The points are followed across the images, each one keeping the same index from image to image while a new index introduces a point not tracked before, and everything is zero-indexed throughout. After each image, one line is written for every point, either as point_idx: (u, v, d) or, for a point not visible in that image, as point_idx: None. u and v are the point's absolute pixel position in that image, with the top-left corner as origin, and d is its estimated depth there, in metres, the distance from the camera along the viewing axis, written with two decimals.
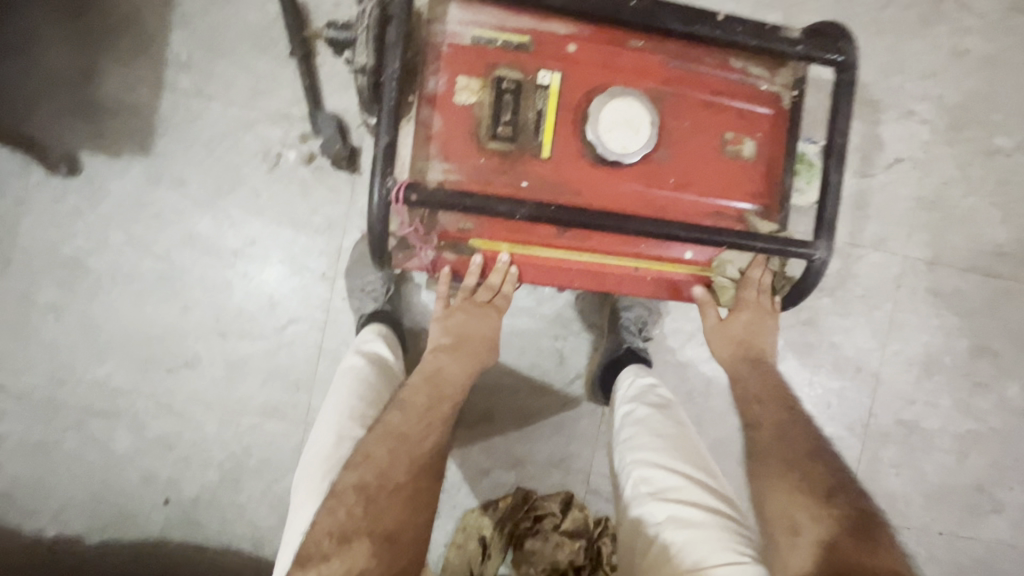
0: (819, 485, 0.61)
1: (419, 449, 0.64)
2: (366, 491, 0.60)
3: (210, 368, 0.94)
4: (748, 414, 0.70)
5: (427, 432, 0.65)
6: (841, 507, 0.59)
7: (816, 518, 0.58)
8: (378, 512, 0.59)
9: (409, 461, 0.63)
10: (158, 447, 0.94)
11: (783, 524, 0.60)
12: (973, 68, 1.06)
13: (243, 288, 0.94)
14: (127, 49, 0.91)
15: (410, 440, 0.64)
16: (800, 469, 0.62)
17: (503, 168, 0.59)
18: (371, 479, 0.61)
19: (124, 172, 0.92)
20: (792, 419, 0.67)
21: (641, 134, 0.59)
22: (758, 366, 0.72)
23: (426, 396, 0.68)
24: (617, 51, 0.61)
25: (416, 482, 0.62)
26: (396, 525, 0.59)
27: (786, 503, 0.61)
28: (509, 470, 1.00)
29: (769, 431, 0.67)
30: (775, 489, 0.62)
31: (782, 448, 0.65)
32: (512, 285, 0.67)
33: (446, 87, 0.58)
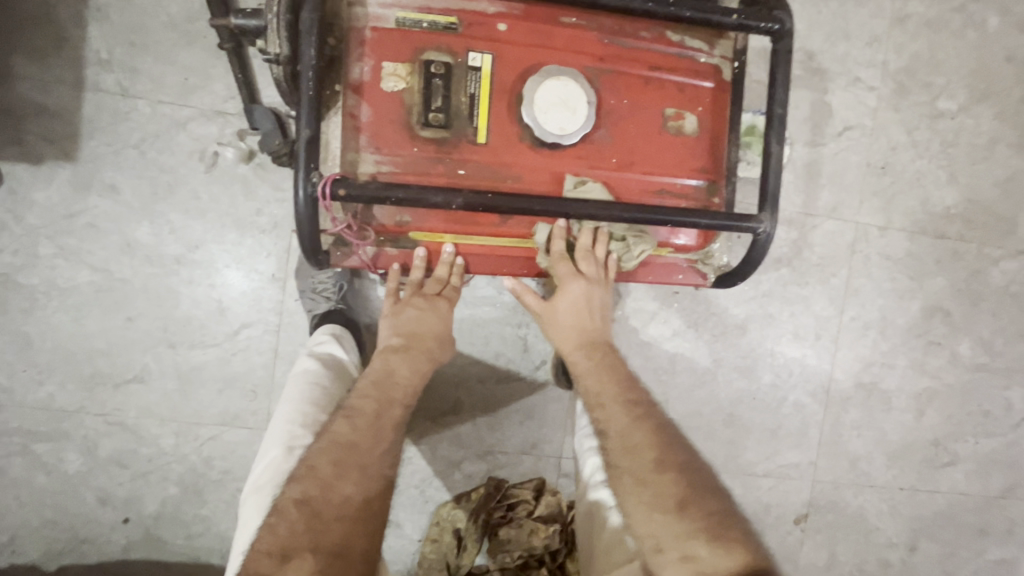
0: (672, 495, 0.58)
1: (368, 458, 0.63)
2: (310, 506, 0.58)
3: (161, 381, 0.90)
4: (595, 419, 0.67)
5: (377, 439, 0.65)
6: (702, 514, 0.57)
7: (677, 536, 0.56)
8: (325, 526, 0.58)
9: (357, 471, 0.62)
10: (113, 466, 0.90)
11: (647, 542, 0.57)
12: (916, 32, 1.07)
13: (190, 295, 0.90)
14: (40, 48, 0.85)
15: (358, 449, 0.63)
16: (655, 482, 0.59)
17: (437, 156, 0.57)
18: (315, 492, 0.59)
19: (49, 180, 0.86)
20: (634, 419, 0.65)
21: (578, 115, 0.58)
22: (596, 356, 0.70)
23: (375, 402, 0.67)
24: (549, 29, 0.59)
25: (365, 492, 0.61)
26: (345, 539, 0.58)
27: (646, 522, 0.58)
28: (480, 462, 0.99)
29: (616, 440, 0.64)
30: (633, 506, 0.59)
31: (631, 460, 0.62)
32: (461, 278, 0.66)
33: (372, 74, 0.55)
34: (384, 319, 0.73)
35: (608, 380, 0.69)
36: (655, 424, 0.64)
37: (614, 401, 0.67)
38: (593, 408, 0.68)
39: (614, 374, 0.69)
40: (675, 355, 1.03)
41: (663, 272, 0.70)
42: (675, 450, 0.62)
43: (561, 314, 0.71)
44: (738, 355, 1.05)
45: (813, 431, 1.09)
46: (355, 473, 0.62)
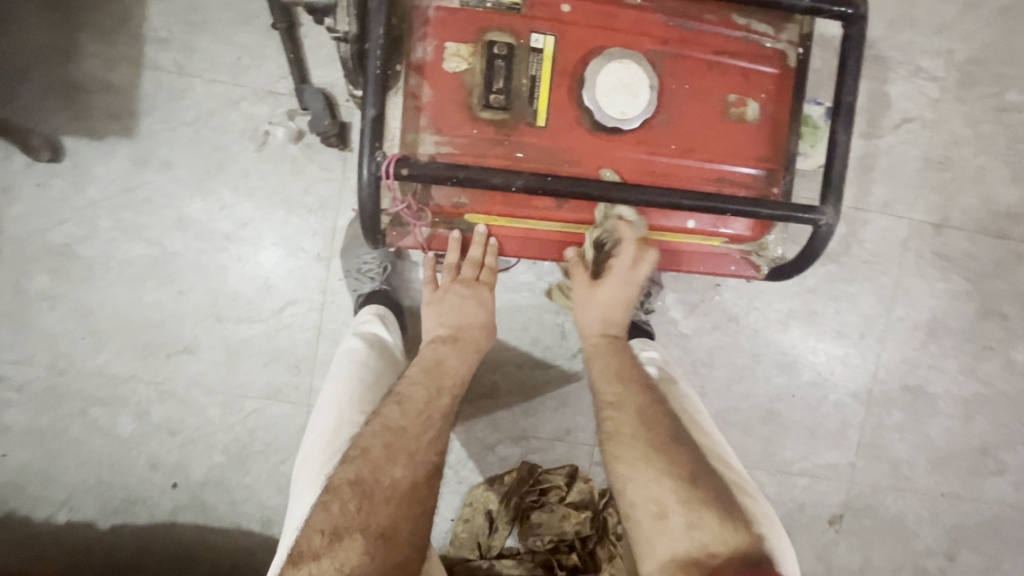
0: (679, 467, 0.64)
1: (417, 444, 0.65)
2: (359, 488, 0.62)
3: (210, 353, 0.93)
4: (606, 391, 0.70)
5: (426, 427, 0.67)
6: (703, 485, 0.63)
7: (683, 504, 0.62)
8: (371, 508, 0.62)
9: (405, 457, 0.64)
10: (163, 432, 0.94)
11: (649, 509, 0.63)
12: (986, 20, 1.01)
13: (239, 272, 0.92)
14: (103, 26, 0.87)
15: (408, 436, 0.65)
16: (663, 455, 0.65)
17: (496, 138, 0.56)
18: (366, 474, 0.63)
19: (109, 155, 0.89)
20: (645, 394, 0.69)
21: (639, 99, 0.57)
22: (615, 345, 0.72)
23: (425, 389, 0.68)
24: (613, 10, 0.58)
25: (413, 479, 0.64)
26: (392, 523, 0.62)
27: (656, 491, 0.63)
28: (514, 446, 1.00)
29: (628, 412, 0.67)
30: (643, 474, 0.64)
31: (643, 430, 0.66)
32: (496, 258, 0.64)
33: (435, 54, 0.55)
34: (428, 309, 0.72)
35: (624, 360, 0.71)
36: (659, 405, 0.69)
37: (629, 377, 0.70)
38: (605, 383, 0.70)
39: (625, 357, 0.71)
40: (714, 349, 1.02)
41: (715, 263, 0.68)
42: (679, 435, 0.67)
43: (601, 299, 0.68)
44: (779, 351, 1.03)
45: (853, 432, 1.06)
46: (404, 459, 0.64)
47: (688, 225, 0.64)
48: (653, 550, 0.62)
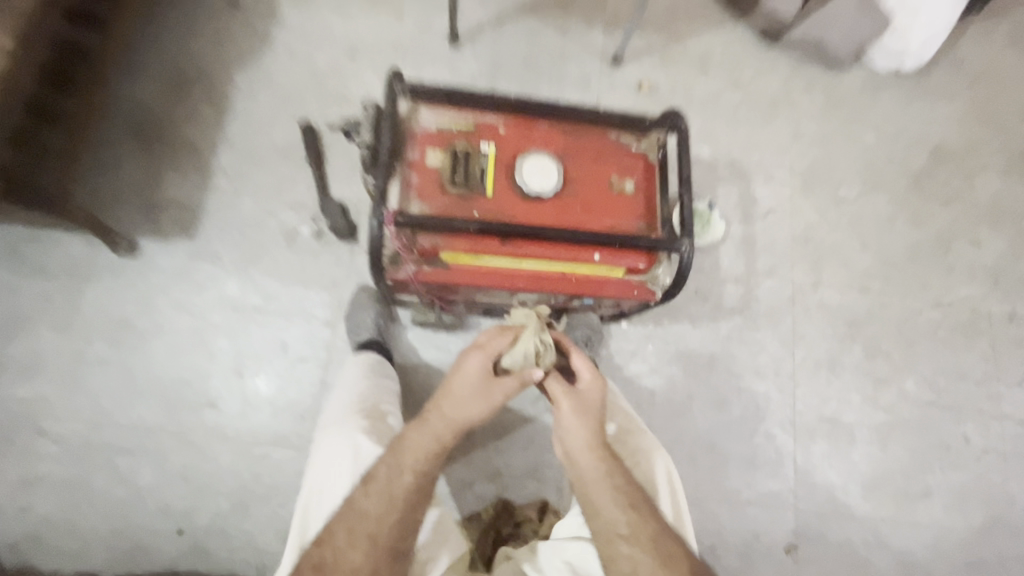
0: None
1: (377, 529, 0.73)
2: (321, 572, 0.70)
3: (230, 406, 1.11)
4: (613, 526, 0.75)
5: (387, 509, 0.74)
6: None
7: None
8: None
9: (364, 542, 0.72)
10: (178, 480, 1.06)
11: None
12: (812, 144, 1.44)
13: (262, 336, 1.15)
14: (183, 164, 1.22)
15: (367, 518, 0.73)
16: None
17: (460, 203, 0.86)
18: (327, 559, 0.71)
19: (172, 251, 1.17)
20: (663, 533, 0.75)
21: (551, 179, 0.89)
22: (609, 457, 0.79)
23: (387, 471, 0.77)
24: (532, 130, 0.93)
25: (371, 566, 0.71)
26: None
27: None
28: (489, 483, 1.13)
29: (654, 553, 0.73)
30: None
31: (667, 571, 0.72)
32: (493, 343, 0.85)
33: (420, 155, 0.88)
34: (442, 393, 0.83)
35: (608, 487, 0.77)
36: (677, 541, 0.76)
37: (651, 518, 0.76)
38: (615, 517, 0.75)
39: (615, 481, 0.77)
40: (654, 389, 1.22)
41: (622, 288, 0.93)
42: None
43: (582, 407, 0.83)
44: (710, 389, 1.24)
45: (787, 461, 1.22)
46: (364, 543, 0.72)
47: (596, 257, 0.89)
48: None
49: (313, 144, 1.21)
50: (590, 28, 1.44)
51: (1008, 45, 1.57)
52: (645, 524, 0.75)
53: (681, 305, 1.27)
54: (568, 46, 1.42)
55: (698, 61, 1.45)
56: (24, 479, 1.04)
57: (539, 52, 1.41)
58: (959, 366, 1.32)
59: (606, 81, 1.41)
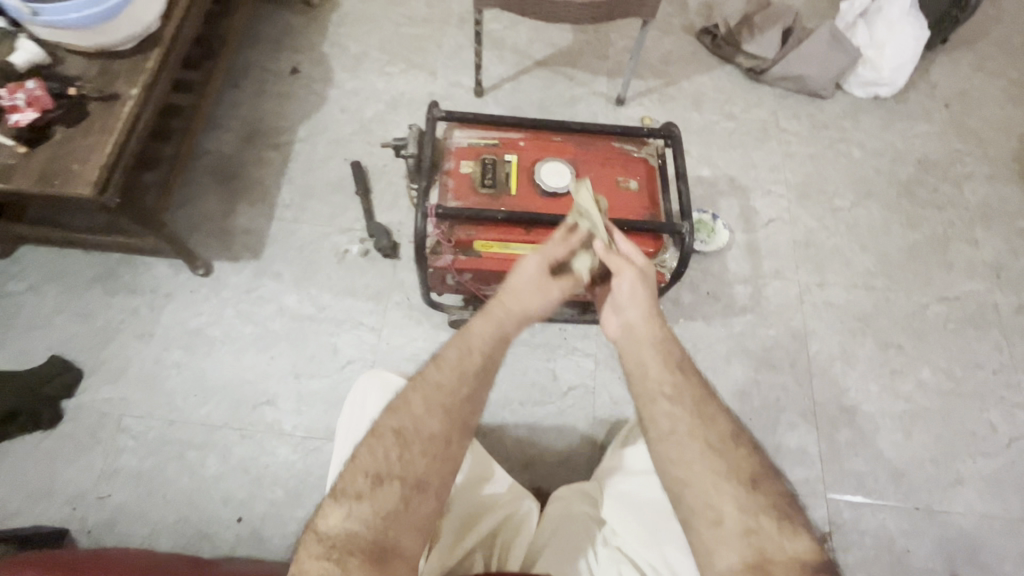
0: (744, 474, 0.68)
1: (453, 402, 0.73)
2: (401, 437, 0.70)
3: (286, 403, 1.23)
4: (647, 383, 0.75)
5: (461, 383, 0.74)
6: (769, 496, 0.67)
7: (744, 514, 0.65)
8: (394, 465, 0.68)
9: (442, 412, 0.72)
10: (239, 471, 1.16)
11: (706, 514, 0.66)
12: (804, 162, 1.58)
13: (316, 341, 1.29)
14: (253, 198, 1.43)
15: (445, 391, 0.73)
16: (726, 453, 0.69)
17: (490, 200, 1.02)
18: (407, 424, 0.71)
19: (241, 270, 1.35)
20: (704, 396, 0.74)
21: (566, 179, 1.05)
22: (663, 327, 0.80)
23: (458, 351, 0.76)
24: (547, 143, 1.10)
25: (448, 436, 0.71)
26: (425, 473, 0.69)
27: (716, 498, 0.66)
28: (523, 473, 1.19)
29: (693, 409, 0.72)
30: (704, 472, 0.68)
31: (710, 427, 0.71)
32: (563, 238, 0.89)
33: (454, 165, 1.05)
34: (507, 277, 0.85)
35: (654, 350, 0.77)
36: (718, 406, 0.74)
37: (690, 379, 0.76)
38: (652, 376, 0.75)
39: (664, 349, 0.78)
40: None
41: None
42: (742, 437, 0.71)
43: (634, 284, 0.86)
44: (729, 382, 1.30)
45: (812, 449, 1.25)
46: (441, 413, 0.72)
47: None
48: (707, 560, 0.64)
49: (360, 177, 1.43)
50: (595, 76, 1.67)
51: (973, 72, 1.75)
52: (687, 383, 0.74)
53: (693, 306, 1.37)
54: (577, 91, 1.64)
55: (693, 98, 1.65)
56: (104, 471, 1.14)
57: (552, 97, 1.63)
58: (973, 355, 1.36)
59: (611, 118, 1.61)
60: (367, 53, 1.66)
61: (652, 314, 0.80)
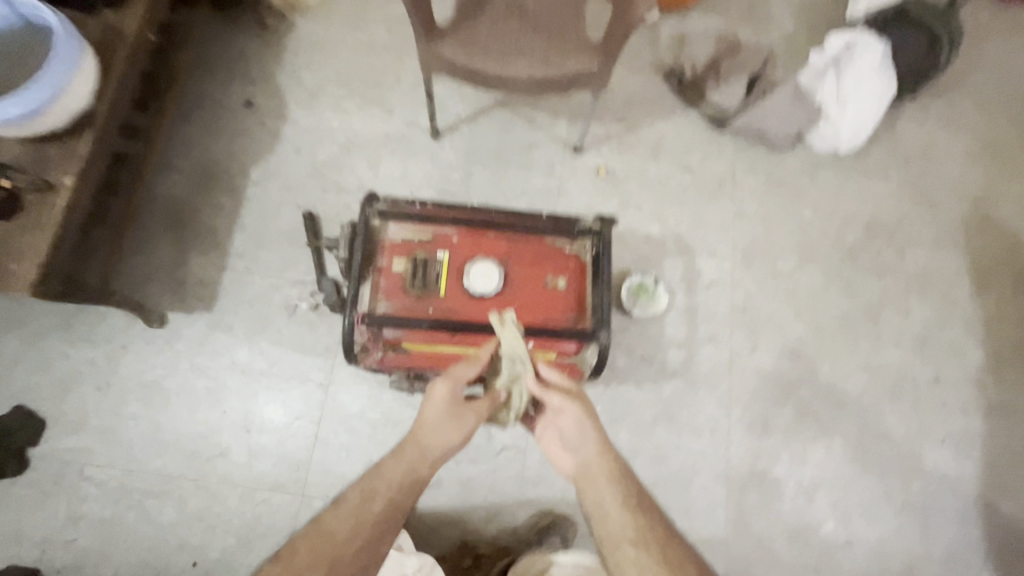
0: (654, 526, 0.84)
1: (435, 449, 0.89)
2: (398, 464, 0.87)
3: (237, 456, 1.32)
4: (580, 463, 0.92)
5: (443, 440, 0.90)
6: (674, 545, 0.83)
7: (648, 554, 0.80)
8: (337, 535, 0.78)
9: (426, 455, 0.89)
10: (193, 519, 1.28)
11: (620, 555, 0.81)
12: (754, 220, 1.60)
13: (265, 396, 1.36)
14: (206, 247, 1.46)
15: (434, 438, 0.90)
16: (642, 509, 0.86)
17: (418, 302, 1.07)
18: (402, 458, 0.87)
19: (194, 322, 1.40)
20: (629, 472, 0.90)
21: (494, 281, 1.09)
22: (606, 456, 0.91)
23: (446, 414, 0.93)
24: (480, 239, 1.13)
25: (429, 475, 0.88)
26: (404, 499, 0.84)
27: (629, 539, 0.82)
28: (454, 527, 1.32)
29: (618, 473, 0.90)
30: (620, 516, 0.84)
31: (631, 495, 0.87)
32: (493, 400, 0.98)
33: (386, 263, 1.09)
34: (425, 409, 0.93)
35: (592, 451, 0.92)
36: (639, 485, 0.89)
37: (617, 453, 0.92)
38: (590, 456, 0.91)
39: (601, 454, 0.91)
40: None
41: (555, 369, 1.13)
42: (654, 503, 0.87)
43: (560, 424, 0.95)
44: (651, 446, 1.40)
45: (719, 511, 1.37)
46: (426, 455, 0.89)
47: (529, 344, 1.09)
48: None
49: (313, 228, 1.40)
50: (555, 119, 1.64)
51: (943, 125, 1.71)
52: (618, 469, 0.90)
53: (627, 371, 1.45)
54: (536, 135, 1.62)
55: (652, 147, 1.64)
56: (71, 516, 1.26)
57: (510, 142, 1.61)
58: (883, 426, 1.46)
59: (568, 166, 1.60)
60: (322, 85, 1.61)
61: (595, 448, 0.92)
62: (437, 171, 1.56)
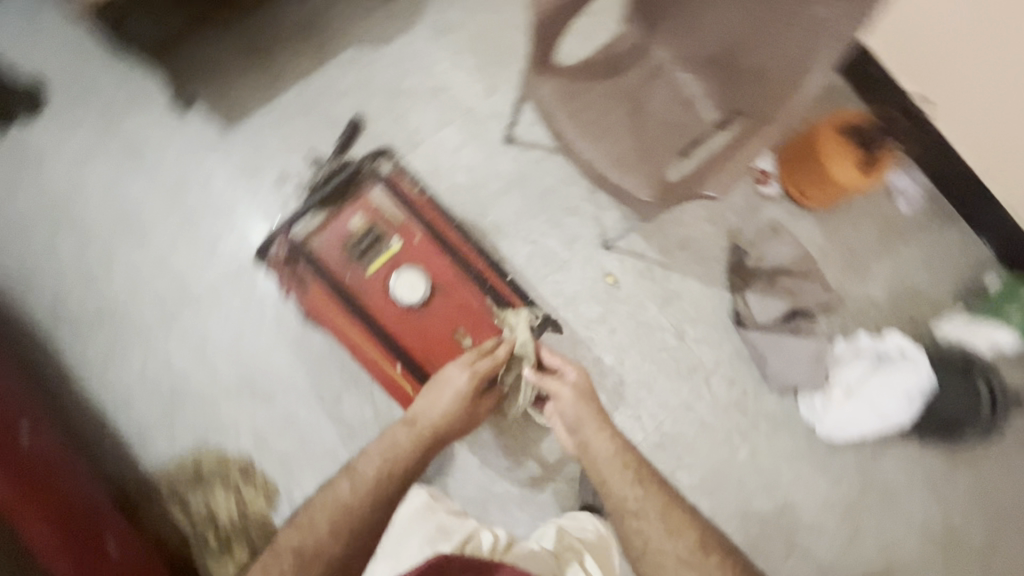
0: (666, 499, 1.04)
1: (421, 449, 1.07)
2: (375, 475, 1.03)
3: (151, 252, 1.40)
4: (591, 443, 1.08)
5: (429, 446, 1.07)
6: (702, 530, 1.01)
7: (675, 537, 0.99)
8: (353, 506, 0.99)
9: (410, 450, 1.06)
10: (83, 269, 1.37)
11: (638, 543, 0.99)
12: (693, 420, 1.55)
13: (209, 225, 1.43)
14: (264, 79, 1.50)
15: (418, 441, 1.07)
16: (646, 490, 1.04)
17: (345, 263, 1.10)
18: (385, 455, 1.05)
19: (207, 128, 1.47)
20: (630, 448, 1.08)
21: (414, 295, 1.10)
22: (605, 423, 1.10)
23: (436, 423, 1.06)
24: (435, 254, 1.13)
25: (411, 468, 1.05)
26: (388, 496, 1.01)
27: (662, 533, 0.99)
28: (250, 441, 1.35)
29: (626, 453, 1.07)
30: (647, 499, 1.03)
31: (625, 478, 1.04)
32: (500, 351, 1.10)
33: (350, 211, 1.12)
34: (435, 379, 1.08)
35: (595, 426, 1.09)
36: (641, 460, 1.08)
37: (619, 440, 1.09)
38: (593, 438, 1.08)
39: (601, 423, 1.10)
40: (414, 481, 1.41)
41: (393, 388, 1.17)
42: (673, 501, 1.04)
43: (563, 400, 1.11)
44: None
45: None
46: (401, 458, 1.05)
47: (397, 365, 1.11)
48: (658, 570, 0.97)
49: (348, 136, 1.49)
50: (612, 207, 1.61)
51: (929, 486, 1.58)
52: (614, 439, 1.09)
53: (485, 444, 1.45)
54: (584, 206, 1.60)
55: (666, 294, 1.59)
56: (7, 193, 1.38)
57: (559, 194, 1.59)
58: None
59: (587, 252, 1.58)
60: (459, 26, 1.61)
61: (598, 420, 1.10)
62: (484, 168, 1.56)
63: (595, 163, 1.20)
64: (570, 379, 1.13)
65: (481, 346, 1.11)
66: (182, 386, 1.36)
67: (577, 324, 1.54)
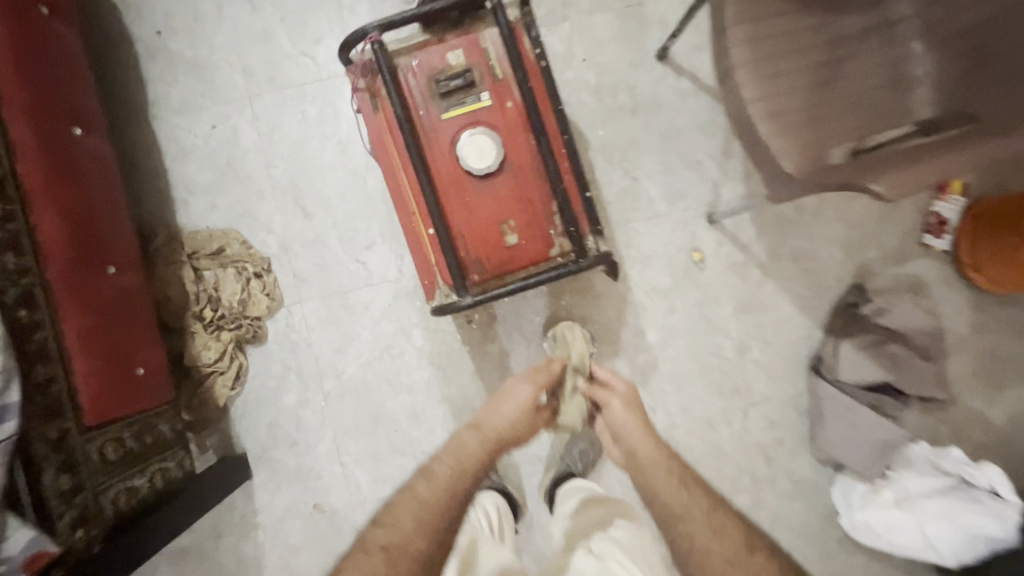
0: (716, 504, 0.93)
1: (468, 468, 0.97)
2: (429, 515, 0.90)
3: (258, 22, 1.34)
4: (637, 453, 1.02)
5: (478, 459, 0.99)
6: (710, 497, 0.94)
7: (709, 512, 0.91)
8: (412, 539, 0.88)
9: (459, 482, 0.95)
10: (193, 12, 1.33)
11: (674, 506, 0.92)
12: (707, 441, 1.36)
13: (321, 18, 1.34)
14: None
15: (462, 454, 0.99)
16: (689, 490, 0.95)
17: (425, 96, 0.96)
18: (443, 501, 0.92)
19: None
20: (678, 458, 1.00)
21: (478, 161, 0.95)
22: (656, 438, 1.04)
23: (482, 438, 1.02)
24: (520, 129, 0.97)
25: (452, 492, 0.94)
26: (435, 537, 0.89)
27: (681, 489, 0.94)
28: (275, 244, 1.34)
29: (668, 457, 1.00)
30: (684, 491, 0.94)
31: (666, 474, 0.97)
32: (556, 367, 1.14)
33: (454, 43, 0.97)
34: (498, 392, 1.10)
35: (648, 440, 1.03)
36: (683, 462, 1.01)
37: (665, 448, 1.02)
38: (637, 441, 1.03)
39: (654, 437, 1.04)
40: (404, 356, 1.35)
41: (416, 252, 1.06)
42: (709, 492, 0.95)
43: (616, 416, 1.08)
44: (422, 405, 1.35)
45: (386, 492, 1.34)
46: (449, 467, 0.97)
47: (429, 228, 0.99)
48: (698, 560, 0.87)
49: None
50: (740, 181, 1.36)
51: None
52: (660, 445, 1.02)
53: (485, 357, 1.35)
54: (707, 166, 1.36)
55: (749, 300, 1.36)
56: None
57: (686, 141, 1.36)
58: None
59: (685, 216, 1.36)
60: None
61: (647, 432, 1.05)
62: (619, 78, 1.36)
63: (749, 111, 0.93)
64: (620, 386, 1.12)
65: (548, 372, 1.13)
66: (238, 166, 1.34)
67: (636, 286, 1.36)
